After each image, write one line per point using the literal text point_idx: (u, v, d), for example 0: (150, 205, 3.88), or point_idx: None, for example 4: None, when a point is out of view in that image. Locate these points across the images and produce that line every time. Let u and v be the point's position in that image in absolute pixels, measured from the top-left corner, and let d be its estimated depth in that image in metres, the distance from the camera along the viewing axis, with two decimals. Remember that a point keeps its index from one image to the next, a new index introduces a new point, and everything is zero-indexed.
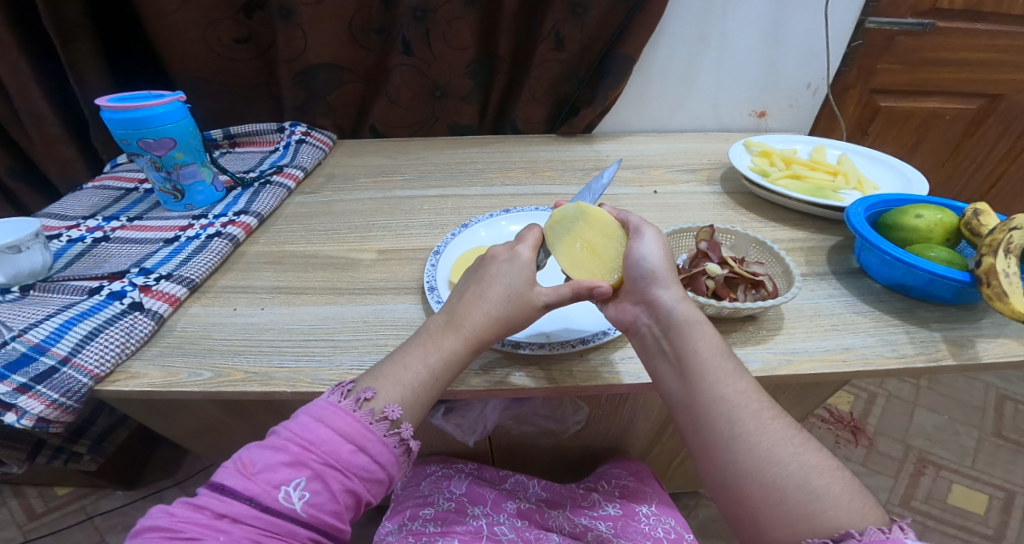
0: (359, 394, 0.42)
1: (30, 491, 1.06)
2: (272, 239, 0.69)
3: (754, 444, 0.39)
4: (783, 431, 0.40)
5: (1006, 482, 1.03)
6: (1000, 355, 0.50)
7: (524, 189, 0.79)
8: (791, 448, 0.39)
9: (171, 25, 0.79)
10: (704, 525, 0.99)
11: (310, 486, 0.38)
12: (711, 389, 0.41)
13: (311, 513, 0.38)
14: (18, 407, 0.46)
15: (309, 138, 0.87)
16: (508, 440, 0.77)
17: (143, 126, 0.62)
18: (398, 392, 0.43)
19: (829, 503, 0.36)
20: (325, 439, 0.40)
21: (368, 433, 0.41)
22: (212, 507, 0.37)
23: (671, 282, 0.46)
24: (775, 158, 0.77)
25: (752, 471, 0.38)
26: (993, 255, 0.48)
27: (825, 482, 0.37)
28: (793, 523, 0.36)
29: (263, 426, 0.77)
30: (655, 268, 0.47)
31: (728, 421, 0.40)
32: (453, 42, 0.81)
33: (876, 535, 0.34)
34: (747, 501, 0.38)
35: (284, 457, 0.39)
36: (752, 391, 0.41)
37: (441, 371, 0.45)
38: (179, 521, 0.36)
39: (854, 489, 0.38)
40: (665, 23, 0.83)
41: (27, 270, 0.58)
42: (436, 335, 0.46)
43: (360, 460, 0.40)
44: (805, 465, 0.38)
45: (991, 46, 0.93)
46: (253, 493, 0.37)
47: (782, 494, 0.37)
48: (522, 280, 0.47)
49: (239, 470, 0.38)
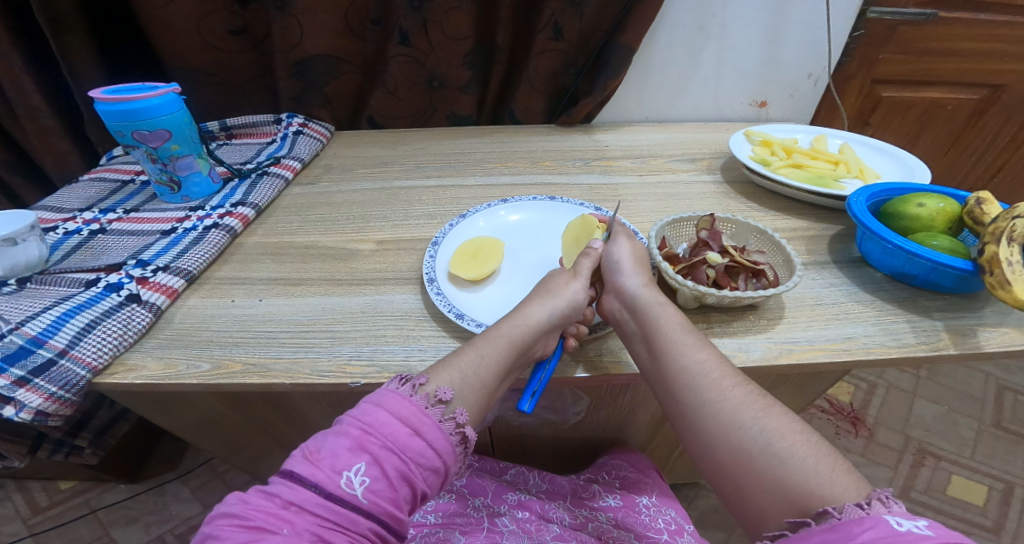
0: (415, 378, 0.41)
1: (33, 485, 1.06)
2: (270, 231, 0.69)
3: (717, 410, 0.40)
4: (744, 396, 0.40)
5: (1005, 473, 1.03)
6: (1002, 344, 0.50)
7: (523, 179, 0.78)
8: (753, 412, 0.39)
9: (165, 17, 0.78)
10: (703, 516, 0.99)
11: (370, 471, 0.36)
12: (674, 361, 0.43)
13: (372, 500, 0.35)
14: (17, 400, 0.45)
15: (306, 129, 0.87)
16: (509, 431, 0.77)
17: (137, 118, 0.61)
18: (450, 376, 0.43)
19: (795, 467, 0.36)
20: (383, 422, 0.38)
21: (424, 417, 0.39)
22: (279, 494, 0.35)
23: (632, 270, 0.50)
24: (776, 148, 0.77)
25: (719, 437, 0.39)
26: (995, 243, 0.48)
27: (788, 445, 0.37)
28: (764, 487, 0.37)
29: (262, 418, 0.77)
30: (621, 262, 0.51)
31: (691, 390, 0.42)
32: (450, 32, 0.80)
33: (855, 513, 0.32)
34: (725, 469, 0.39)
35: (345, 441, 0.37)
36: (713, 360, 0.43)
37: (492, 353, 0.45)
38: (249, 507, 0.34)
39: (821, 453, 0.37)
40: (666, 13, 0.82)
41: (23, 263, 0.57)
42: (491, 332, 0.47)
43: (416, 445, 0.38)
44: (767, 428, 0.38)
45: (993, 36, 0.92)
46: (318, 480, 0.35)
47: (749, 460, 0.38)
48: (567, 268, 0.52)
49: (305, 458, 0.36)
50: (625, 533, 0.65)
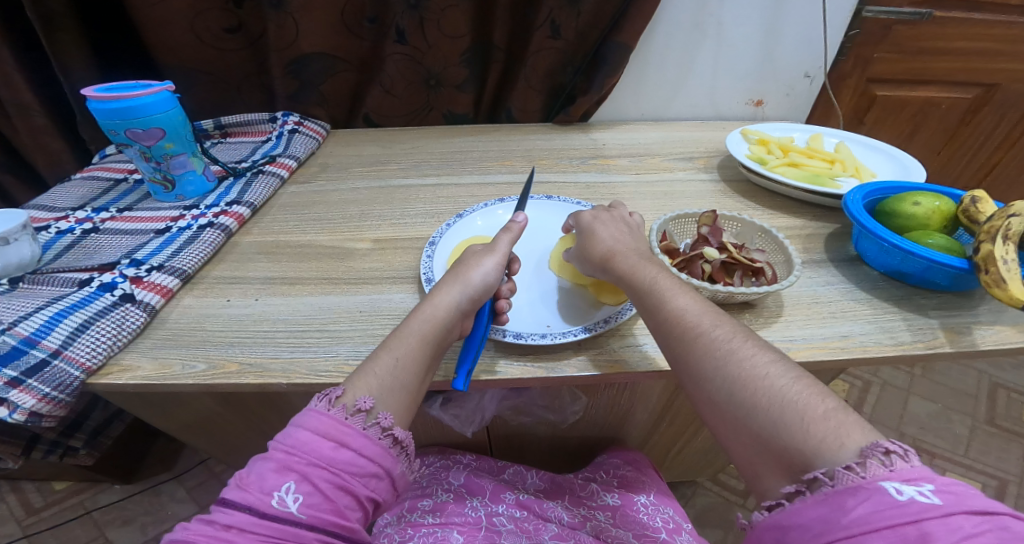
0: (330, 392, 0.41)
1: (27, 486, 1.05)
2: (266, 229, 0.68)
3: (688, 365, 0.40)
4: (710, 348, 0.39)
5: (998, 470, 1.04)
6: (997, 342, 0.50)
7: (520, 178, 0.78)
8: (716, 361, 0.38)
9: (158, 15, 0.77)
10: (701, 514, 0.99)
11: (301, 488, 0.36)
12: (652, 320, 0.44)
13: (310, 514, 0.36)
14: (10, 401, 0.45)
15: (301, 128, 0.86)
16: (507, 430, 0.77)
17: (129, 117, 0.61)
18: (365, 384, 0.42)
19: (757, 418, 0.35)
20: (304, 441, 0.38)
21: (346, 428, 0.39)
22: (217, 519, 0.35)
23: (599, 245, 0.52)
24: (773, 147, 0.77)
25: (697, 394, 0.39)
26: (991, 242, 0.48)
27: (752, 394, 0.35)
28: (740, 441, 0.36)
29: (259, 418, 0.76)
30: (586, 244, 0.53)
31: (667, 348, 0.42)
32: (447, 30, 0.80)
33: (850, 479, 0.30)
34: (713, 426, 0.39)
35: (271, 464, 0.37)
36: (683, 313, 0.42)
37: (405, 351, 0.44)
38: (189, 533, 0.35)
39: (789, 399, 0.34)
40: (663, 11, 0.82)
41: (15, 262, 0.57)
42: (404, 330, 0.46)
43: (344, 456, 0.38)
44: (732, 378, 0.37)
45: (986, 36, 0.93)
46: (249, 502, 0.35)
47: (721, 414, 0.37)
48: (472, 254, 0.52)
49: (236, 484, 0.37)
50: (623, 532, 0.66)
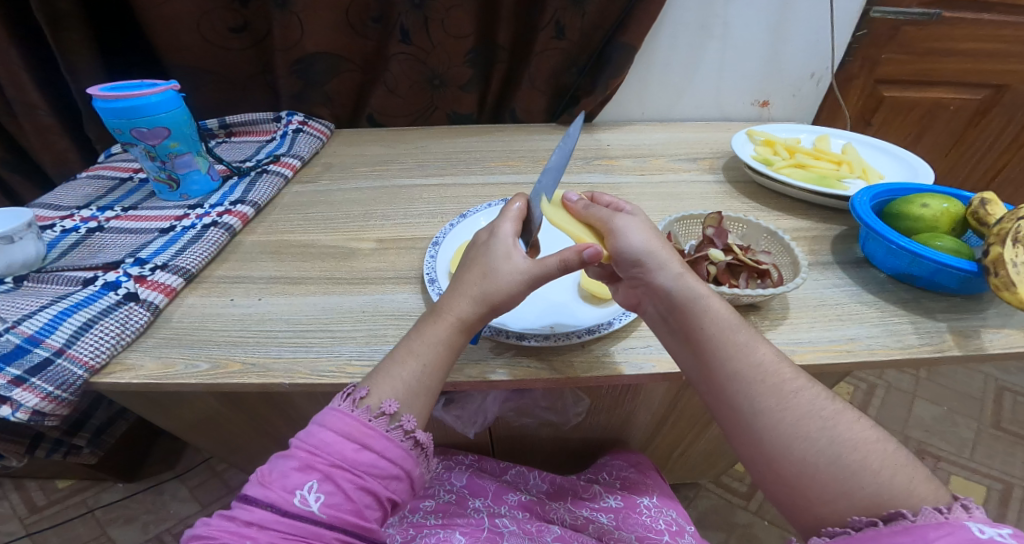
0: (355, 393, 0.40)
1: (31, 484, 1.05)
2: (269, 229, 0.68)
3: (776, 421, 0.38)
4: (808, 403, 0.38)
5: (1004, 474, 1.03)
6: (1005, 346, 0.49)
7: (524, 178, 0.78)
8: (819, 424, 0.38)
9: (164, 14, 0.77)
10: (703, 516, 0.99)
11: (323, 487, 0.37)
12: (725, 365, 0.41)
13: (331, 514, 0.36)
14: (13, 400, 0.45)
15: (305, 127, 0.86)
16: (509, 431, 0.76)
17: (135, 116, 0.61)
18: (392, 387, 0.41)
19: (868, 479, 0.35)
20: (328, 441, 0.38)
21: (369, 431, 0.39)
22: (238, 515, 0.36)
23: (663, 257, 0.44)
24: (779, 147, 0.76)
25: (782, 449, 0.38)
26: (1001, 244, 0.47)
27: (860, 458, 0.36)
28: (830, 500, 0.36)
29: (261, 417, 0.76)
30: (643, 251, 0.44)
31: (746, 398, 0.40)
32: (452, 31, 0.80)
33: (933, 517, 0.33)
34: (788, 479, 0.38)
35: (294, 463, 0.37)
36: (771, 362, 0.41)
37: (433, 359, 0.42)
38: (211, 529, 0.36)
39: (899, 464, 0.36)
40: (668, 11, 0.82)
41: (20, 261, 0.57)
42: (423, 328, 0.44)
43: (366, 458, 0.38)
44: (836, 440, 0.37)
45: (996, 36, 0.92)
46: (272, 499, 0.36)
47: (815, 472, 0.36)
48: (500, 259, 0.44)
49: (259, 480, 0.38)
50: (626, 534, 0.65)
